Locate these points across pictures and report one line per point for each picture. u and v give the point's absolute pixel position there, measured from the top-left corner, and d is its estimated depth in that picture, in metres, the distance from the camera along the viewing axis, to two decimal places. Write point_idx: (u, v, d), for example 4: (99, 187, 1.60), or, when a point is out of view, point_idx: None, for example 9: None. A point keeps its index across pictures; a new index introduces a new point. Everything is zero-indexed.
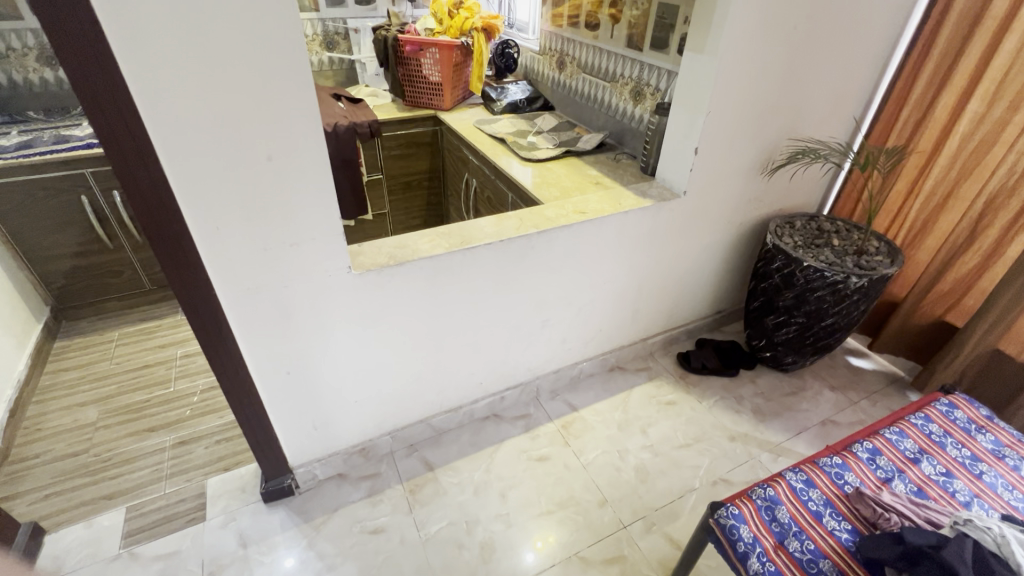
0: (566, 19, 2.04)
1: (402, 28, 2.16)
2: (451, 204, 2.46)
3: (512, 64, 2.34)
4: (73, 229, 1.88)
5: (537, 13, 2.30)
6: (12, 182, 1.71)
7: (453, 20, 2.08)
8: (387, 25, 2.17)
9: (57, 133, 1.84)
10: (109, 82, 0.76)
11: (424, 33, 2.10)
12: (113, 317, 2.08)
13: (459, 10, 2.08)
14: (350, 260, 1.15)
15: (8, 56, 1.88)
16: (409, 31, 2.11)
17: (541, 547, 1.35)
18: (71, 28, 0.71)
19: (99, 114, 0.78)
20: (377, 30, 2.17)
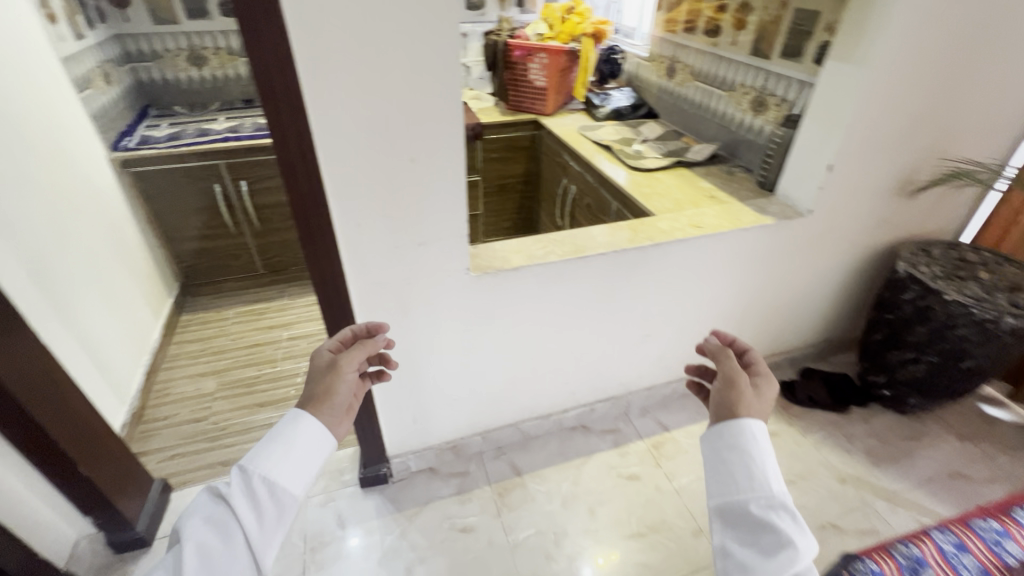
0: (681, 25, 1.97)
1: (513, 33, 2.20)
2: (542, 209, 2.46)
3: (617, 70, 2.33)
4: (203, 215, 2.05)
5: (647, 20, 2.28)
6: (161, 169, 1.90)
7: (564, 25, 2.09)
8: (498, 30, 2.21)
9: (200, 127, 2.02)
10: (287, 87, 0.82)
11: (534, 38, 2.14)
12: (229, 297, 2.25)
13: (570, 16, 2.10)
14: (469, 262, 1.16)
15: (165, 55, 2.10)
16: (519, 36, 2.15)
17: (602, 563, 1.31)
18: (264, 39, 0.77)
19: (274, 110, 0.83)
20: (487, 35, 2.22)
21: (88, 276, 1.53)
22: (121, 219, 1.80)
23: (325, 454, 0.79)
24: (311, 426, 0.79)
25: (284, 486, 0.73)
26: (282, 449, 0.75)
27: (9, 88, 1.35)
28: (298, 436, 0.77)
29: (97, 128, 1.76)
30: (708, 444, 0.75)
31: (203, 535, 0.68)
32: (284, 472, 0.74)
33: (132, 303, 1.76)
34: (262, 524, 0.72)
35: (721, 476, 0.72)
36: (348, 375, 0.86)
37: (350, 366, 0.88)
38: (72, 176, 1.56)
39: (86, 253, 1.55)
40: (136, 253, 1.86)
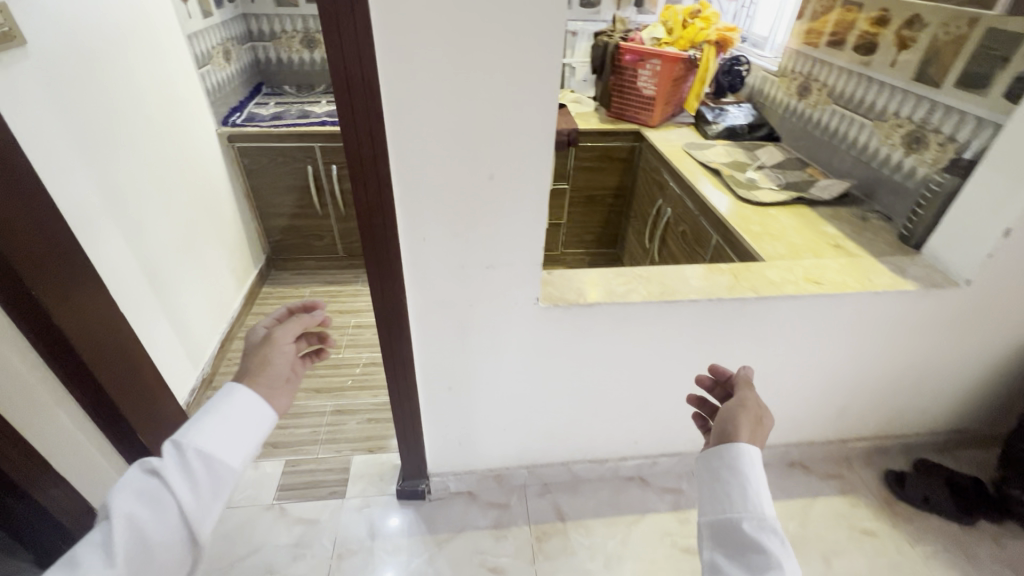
0: (825, 38, 1.70)
1: (626, 35, 2.03)
2: (631, 227, 2.28)
3: (738, 83, 2.08)
4: (295, 194, 2.11)
5: (784, 29, 2.01)
6: (261, 147, 1.96)
7: (686, 30, 1.90)
8: (609, 31, 2.06)
9: (302, 109, 2.07)
10: (366, 89, 0.74)
11: (649, 42, 1.95)
12: (308, 275, 2.31)
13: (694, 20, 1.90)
14: (540, 290, 1.04)
15: (281, 37, 2.18)
16: (633, 39, 1.97)
17: None
18: (347, 34, 0.70)
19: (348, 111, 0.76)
20: (598, 36, 2.08)
21: (180, 244, 1.61)
22: (219, 190, 1.89)
23: (266, 425, 0.74)
24: (250, 396, 0.73)
25: (221, 458, 0.68)
26: (218, 420, 0.70)
27: (135, 60, 1.43)
28: (235, 406, 0.72)
29: (211, 102, 1.85)
30: (701, 462, 0.72)
31: (131, 511, 0.62)
32: (221, 445, 0.69)
33: (217, 272, 1.85)
34: (198, 500, 0.66)
35: (716, 490, 0.70)
36: (278, 345, 0.80)
37: (283, 337, 0.81)
38: (181, 147, 1.64)
39: (182, 221, 1.63)
40: (230, 224, 1.95)
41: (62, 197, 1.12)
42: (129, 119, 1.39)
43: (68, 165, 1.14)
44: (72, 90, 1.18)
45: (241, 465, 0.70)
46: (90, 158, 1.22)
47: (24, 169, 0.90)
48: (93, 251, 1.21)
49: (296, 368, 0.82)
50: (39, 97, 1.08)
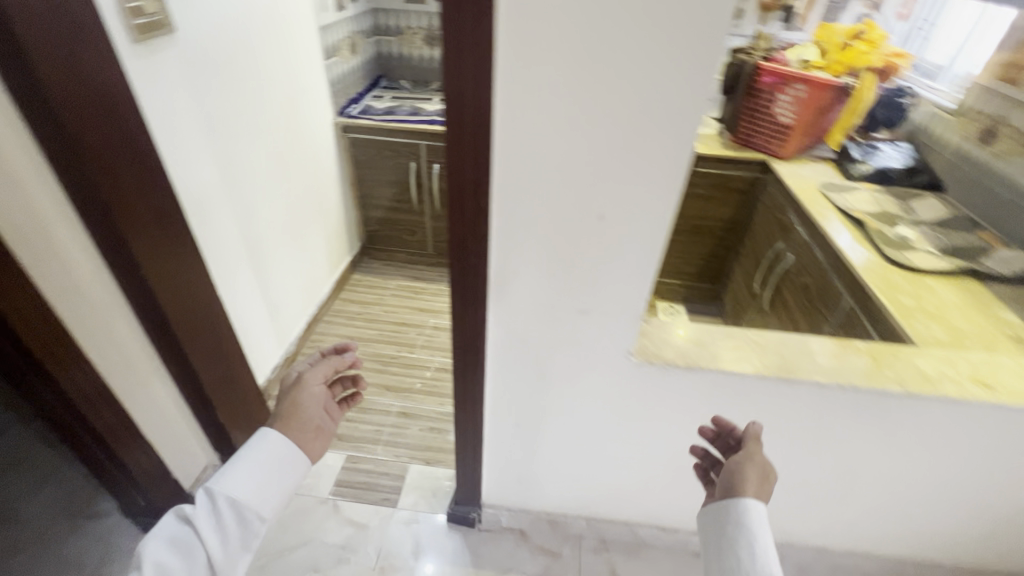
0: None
1: (768, 55, 1.81)
2: (739, 266, 2.05)
3: (898, 118, 1.79)
4: (395, 188, 2.14)
5: (974, 61, 1.68)
6: (371, 139, 2.01)
7: (844, 53, 1.66)
8: (749, 48, 1.85)
9: (415, 105, 2.09)
10: (477, 111, 0.67)
11: (795, 64, 1.72)
12: (397, 267, 2.35)
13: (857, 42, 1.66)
14: (634, 344, 0.92)
15: (406, 32, 2.21)
16: (776, 59, 1.75)
17: None
18: (465, 51, 0.62)
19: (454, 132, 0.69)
20: (735, 52, 1.88)
21: (284, 227, 1.68)
22: (326, 177, 1.96)
23: (294, 472, 0.81)
24: (280, 444, 0.81)
25: (250, 507, 0.76)
26: (245, 470, 0.78)
27: (269, 51, 1.50)
28: (263, 456, 0.79)
29: (332, 93, 1.92)
30: (709, 525, 0.75)
31: (164, 556, 0.70)
32: (250, 494, 0.76)
33: (313, 255, 1.92)
34: (226, 545, 0.74)
35: (723, 543, 0.72)
36: (307, 390, 0.89)
37: (312, 380, 0.91)
38: (298, 134, 1.72)
39: (288, 205, 1.70)
40: (330, 210, 2.03)
41: (185, 178, 1.18)
42: (255, 106, 1.46)
43: (194, 147, 1.21)
44: (208, 76, 1.24)
45: (266, 513, 0.78)
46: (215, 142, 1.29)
47: (146, 149, 0.96)
48: (205, 230, 1.27)
49: (330, 410, 0.92)
50: (179, 82, 1.14)
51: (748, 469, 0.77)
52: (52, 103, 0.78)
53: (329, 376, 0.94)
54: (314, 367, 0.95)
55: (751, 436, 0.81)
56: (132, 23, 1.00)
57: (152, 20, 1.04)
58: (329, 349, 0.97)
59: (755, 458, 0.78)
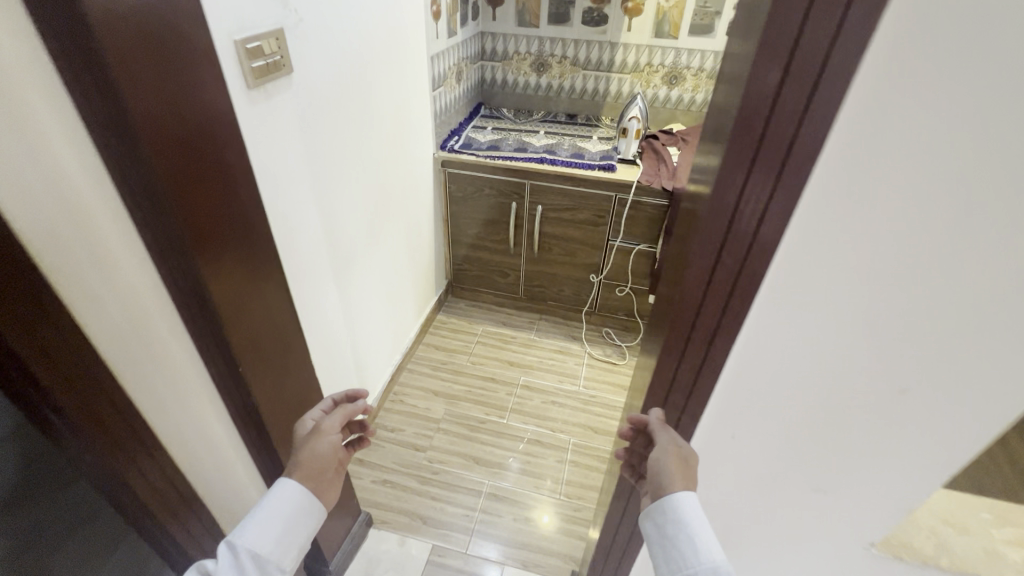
0: None
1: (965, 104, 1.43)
2: None
3: None
4: (491, 228, 1.96)
5: None
6: (471, 175, 1.83)
7: None
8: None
9: (520, 139, 1.89)
10: (760, 236, 0.43)
11: None
12: (483, 310, 2.17)
13: None
14: (876, 533, 0.65)
15: (513, 58, 2.03)
16: None
17: None
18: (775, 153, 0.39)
19: (708, 268, 0.46)
20: None
21: (376, 275, 1.53)
22: (418, 216, 1.79)
23: (317, 517, 0.72)
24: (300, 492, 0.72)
25: (272, 560, 0.67)
26: (266, 518, 0.68)
27: (378, 84, 1.34)
28: (284, 502, 0.70)
29: (434, 125, 1.76)
30: (648, 534, 0.55)
31: None
32: (271, 545, 0.67)
33: (401, 300, 1.76)
34: None
35: (671, 554, 0.52)
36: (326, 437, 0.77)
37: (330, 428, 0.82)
38: (396, 173, 1.55)
39: (381, 250, 1.54)
40: (419, 251, 1.85)
41: (288, 239, 1.03)
42: (360, 146, 1.30)
43: (299, 203, 1.05)
44: (318, 120, 1.09)
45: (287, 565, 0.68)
46: (320, 193, 1.14)
47: (255, 218, 0.78)
48: (302, 295, 1.11)
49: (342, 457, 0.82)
50: (291, 128, 0.99)
51: (669, 462, 0.56)
52: (158, 180, 0.59)
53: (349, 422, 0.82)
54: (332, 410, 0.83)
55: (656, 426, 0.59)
56: (249, 66, 0.85)
57: (269, 62, 0.89)
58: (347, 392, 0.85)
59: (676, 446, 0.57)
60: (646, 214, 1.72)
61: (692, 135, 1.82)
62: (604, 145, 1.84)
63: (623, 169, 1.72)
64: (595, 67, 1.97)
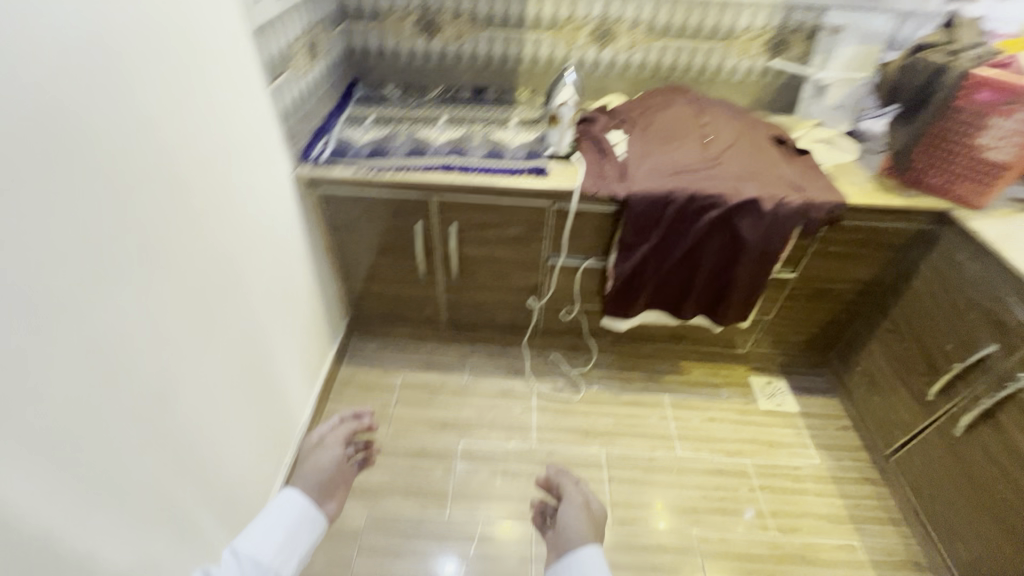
0: None
1: (982, 56, 1.11)
2: (872, 344, 1.51)
3: None
4: (393, 255, 1.49)
5: None
6: (354, 194, 1.33)
7: None
8: (942, 37, 1.17)
9: (414, 133, 1.39)
10: None
11: None
12: (400, 349, 1.73)
13: None
14: None
15: (388, 16, 1.48)
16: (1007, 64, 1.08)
17: None
18: None
19: None
20: (916, 54, 1.17)
21: (218, 380, 0.97)
22: (281, 250, 1.24)
23: (316, 525, 0.79)
24: (296, 497, 0.79)
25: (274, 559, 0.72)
26: (266, 524, 0.75)
27: (141, 74, 0.75)
28: (284, 505, 0.78)
29: (286, 131, 1.22)
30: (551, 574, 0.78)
31: None
32: (271, 543, 0.74)
33: (270, 383, 1.21)
34: None
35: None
36: (328, 450, 0.91)
37: (330, 444, 0.91)
38: (220, 209, 0.97)
39: (223, 339, 0.98)
40: (287, 304, 1.30)
41: None
42: (124, 195, 0.72)
43: None
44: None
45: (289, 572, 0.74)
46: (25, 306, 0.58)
47: None
48: (3, 526, 0.55)
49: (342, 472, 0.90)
50: None
51: (574, 512, 0.87)
52: None
53: (348, 439, 0.96)
54: (333, 430, 0.97)
55: (556, 478, 0.96)
56: None
57: None
58: (347, 414, 0.99)
59: (580, 489, 0.94)
60: (592, 225, 1.34)
61: (634, 113, 1.43)
62: (527, 134, 1.40)
63: (558, 169, 1.30)
64: (502, 24, 1.47)
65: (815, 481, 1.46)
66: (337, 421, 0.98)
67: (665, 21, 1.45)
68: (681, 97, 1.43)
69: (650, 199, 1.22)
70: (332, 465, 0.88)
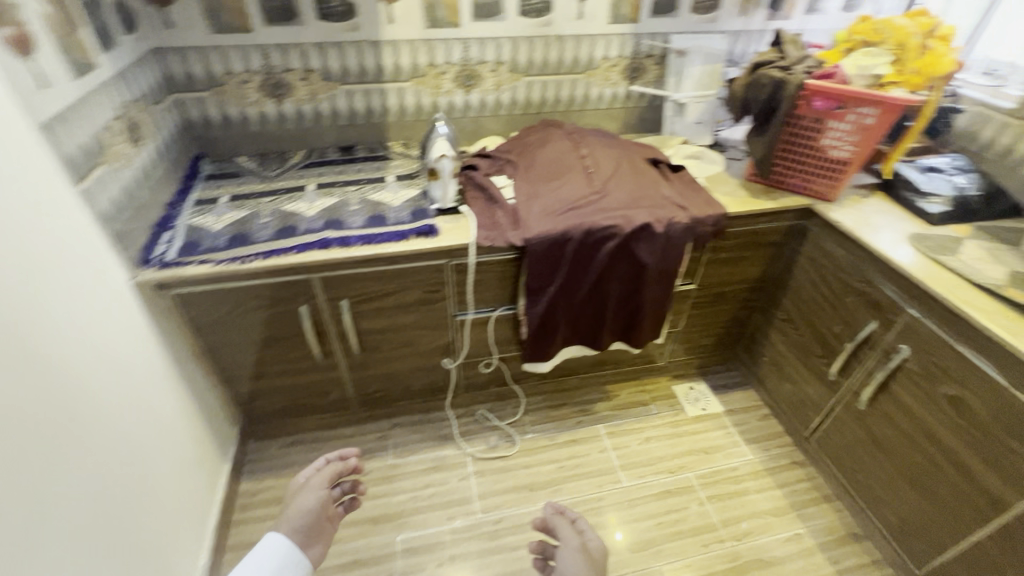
0: None
1: (811, 69, 1.22)
2: (772, 334, 1.61)
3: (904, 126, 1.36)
4: (281, 345, 1.30)
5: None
6: (218, 290, 1.14)
7: (922, 61, 1.13)
8: (773, 53, 1.28)
9: (279, 208, 1.23)
10: None
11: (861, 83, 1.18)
12: (310, 444, 1.52)
13: (932, 46, 1.14)
14: None
15: (225, 82, 1.31)
16: (830, 74, 1.19)
17: None
18: None
19: None
20: (755, 72, 1.26)
21: (36, 561, 0.68)
22: (122, 372, 0.97)
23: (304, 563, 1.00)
24: (279, 539, 1.00)
25: None
26: (261, 557, 0.97)
27: None
28: (269, 545, 0.98)
29: (112, 233, 1.00)
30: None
31: None
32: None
33: (132, 544, 0.92)
34: None
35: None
36: (314, 491, 1.11)
37: (319, 484, 1.12)
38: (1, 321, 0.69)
39: (21, 520, 0.67)
40: (130, 442, 0.96)
41: None
42: None
43: None
44: None
45: None
46: None
47: None
48: None
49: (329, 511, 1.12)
50: None
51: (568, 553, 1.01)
52: None
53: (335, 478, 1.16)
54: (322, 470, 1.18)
55: (551, 513, 1.12)
56: None
57: None
58: (336, 456, 1.20)
59: (576, 526, 1.08)
60: (495, 274, 1.27)
61: (514, 153, 1.39)
62: (408, 190, 1.31)
63: (448, 224, 1.22)
64: (359, 78, 1.37)
65: (754, 478, 1.50)
66: (326, 462, 1.18)
67: (526, 59, 1.44)
68: (556, 132, 1.43)
69: (548, 240, 1.18)
70: (317, 503, 1.09)
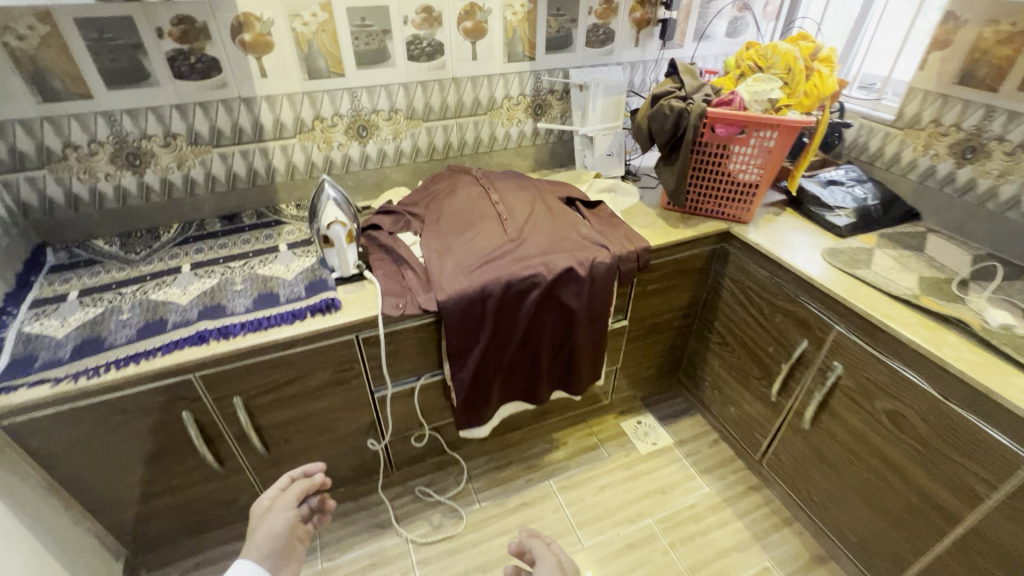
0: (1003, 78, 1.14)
1: (708, 97, 1.22)
2: (709, 357, 1.58)
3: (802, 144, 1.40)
4: (165, 459, 1.09)
5: (903, 71, 1.40)
6: (67, 411, 0.92)
7: (810, 83, 1.16)
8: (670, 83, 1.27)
9: (145, 298, 1.04)
10: None
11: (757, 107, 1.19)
12: (220, 562, 1.29)
13: (816, 66, 1.17)
14: None
15: (66, 156, 1.11)
16: (727, 101, 1.19)
17: None
18: None
19: None
20: (655, 103, 1.23)
21: None
22: None
23: None
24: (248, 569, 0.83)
25: None
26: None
27: None
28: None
29: None
30: None
31: None
32: None
33: None
34: None
35: None
36: (283, 511, 0.96)
37: (287, 504, 0.98)
38: None
39: None
40: None
41: None
42: None
43: None
44: None
45: None
46: None
47: None
48: None
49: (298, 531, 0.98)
50: None
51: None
52: None
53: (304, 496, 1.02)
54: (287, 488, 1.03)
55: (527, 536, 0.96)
56: None
57: None
58: (302, 472, 1.04)
59: (554, 549, 0.93)
60: (412, 342, 1.14)
61: (420, 205, 1.29)
62: (303, 260, 1.16)
63: (350, 295, 1.08)
64: (235, 139, 1.22)
65: (713, 512, 1.44)
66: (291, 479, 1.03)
67: (423, 104, 1.35)
68: (465, 179, 1.34)
69: (465, 300, 1.07)
70: (287, 526, 0.94)
